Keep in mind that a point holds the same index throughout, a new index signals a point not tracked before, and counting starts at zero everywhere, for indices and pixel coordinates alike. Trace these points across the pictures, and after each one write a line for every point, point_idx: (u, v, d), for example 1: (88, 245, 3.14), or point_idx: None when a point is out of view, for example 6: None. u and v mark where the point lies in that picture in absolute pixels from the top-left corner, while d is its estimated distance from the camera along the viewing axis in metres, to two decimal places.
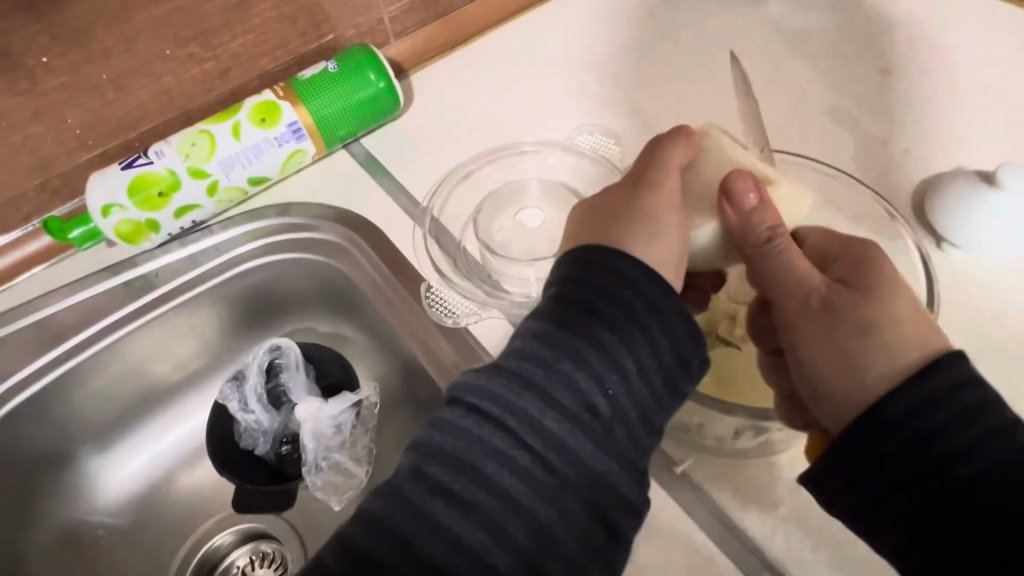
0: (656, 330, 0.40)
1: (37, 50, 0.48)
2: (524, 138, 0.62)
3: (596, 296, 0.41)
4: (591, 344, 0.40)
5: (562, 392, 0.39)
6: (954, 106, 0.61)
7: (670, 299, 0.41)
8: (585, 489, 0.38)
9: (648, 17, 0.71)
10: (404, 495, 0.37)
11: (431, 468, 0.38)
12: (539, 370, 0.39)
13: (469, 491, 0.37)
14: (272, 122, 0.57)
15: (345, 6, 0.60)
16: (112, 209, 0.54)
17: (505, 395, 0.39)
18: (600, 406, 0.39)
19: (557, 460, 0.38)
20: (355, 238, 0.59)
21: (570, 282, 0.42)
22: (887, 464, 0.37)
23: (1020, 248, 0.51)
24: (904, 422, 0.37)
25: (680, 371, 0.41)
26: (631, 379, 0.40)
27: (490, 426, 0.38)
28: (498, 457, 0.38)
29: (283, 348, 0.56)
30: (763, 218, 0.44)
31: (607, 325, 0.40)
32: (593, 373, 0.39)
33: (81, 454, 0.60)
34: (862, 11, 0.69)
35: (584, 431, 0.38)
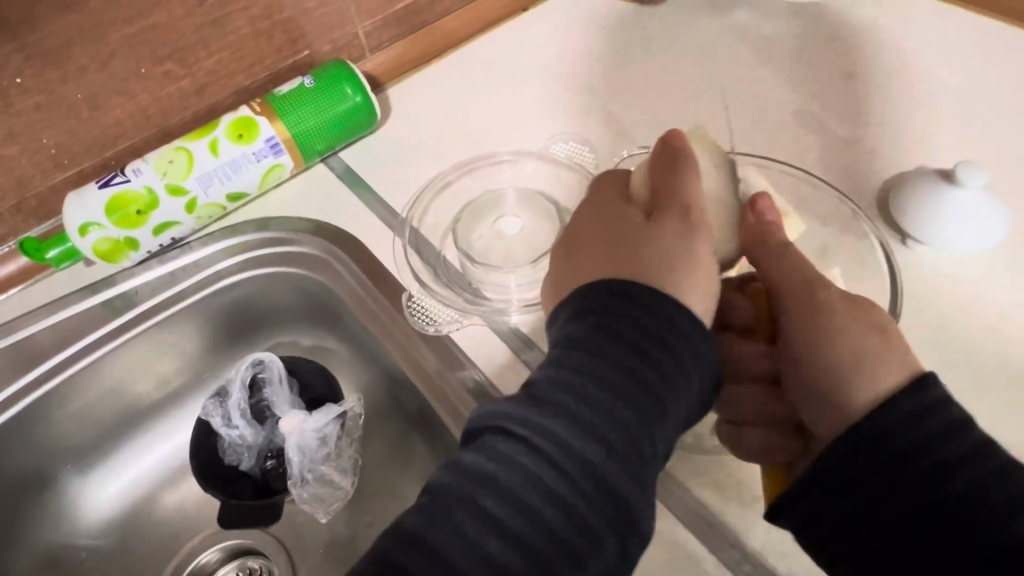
0: (691, 371, 0.40)
1: (11, 71, 0.48)
2: (501, 149, 0.64)
3: (641, 334, 0.40)
4: (638, 383, 0.39)
5: (609, 430, 0.38)
6: (913, 107, 0.63)
7: (704, 341, 0.41)
8: (625, 529, 0.37)
9: (619, 27, 0.73)
10: (452, 523, 0.36)
11: (481, 498, 0.36)
12: (589, 407, 0.38)
13: (519, 526, 0.36)
14: (249, 138, 0.57)
15: (320, 22, 0.61)
16: (89, 228, 0.53)
17: (557, 431, 0.37)
18: (645, 448, 0.38)
19: (603, 500, 0.37)
20: (334, 250, 0.59)
21: (613, 316, 0.41)
22: (854, 486, 0.38)
23: (981, 242, 0.53)
24: (877, 440, 0.37)
25: (700, 408, 0.41)
26: (670, 421, 0.39)
27: (541, 459, 0.37)
28: (545, 490, 0.36)
29: (266, 363, 0.56)
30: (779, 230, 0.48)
31: (651, 364, 0.39)
32: (638, 413, 0.38)
33: (63, 475, 0.59)
34: (822, 18, 0.72)
35: (629, 471, 0.37)
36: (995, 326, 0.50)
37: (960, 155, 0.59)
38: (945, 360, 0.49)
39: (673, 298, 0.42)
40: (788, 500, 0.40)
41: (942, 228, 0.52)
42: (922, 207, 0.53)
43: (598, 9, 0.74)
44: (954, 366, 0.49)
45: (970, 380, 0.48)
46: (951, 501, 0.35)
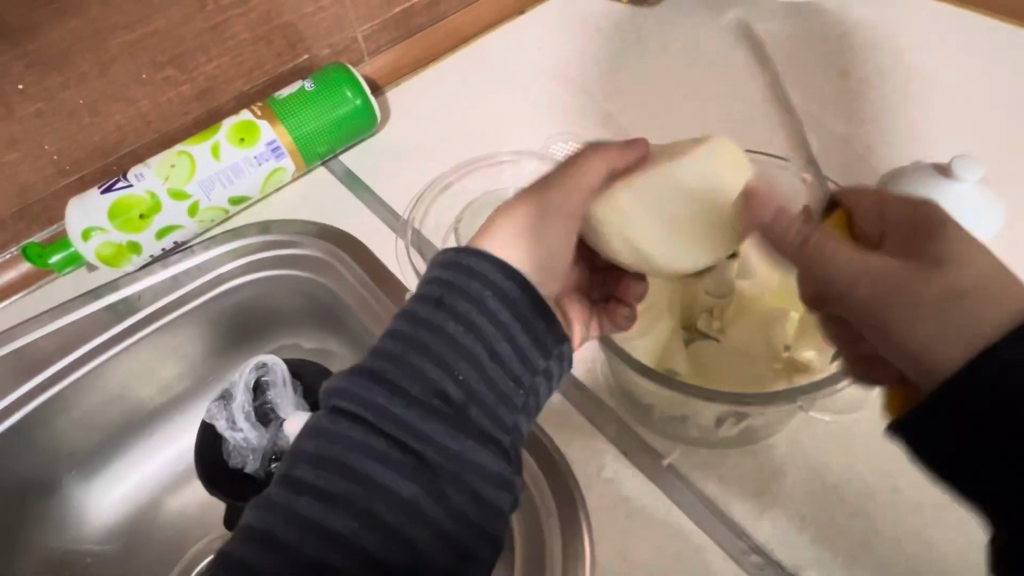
0: (507, 317, 0.41)
1: (12, 78, 0.48)
2: (502, 149, 0.64)
3: (445, 291, 0.41)
4: (438, 334, 0.39)
5: (410, 380, 0.38)
6: (909, 104, 0.64)
7: (520, 288, 0.41)
8: (451, 466, 0.37)
9: (615, 28, 0.73)
10: (274, 502, 0.36)
11: (297, 472, 0.37)
12: (390, 364, 0.39)
13: (335, 484, 0.36)
14: (251, 142, 0.57)
15: (319, 27, 0.62)
16: (92, 233, 0.54)
17: (355, 391, 0.38)
18: (452, 391, 0.38)
19: (415, 442, 0.37)
20: (338, 252, 0.59)
21: (421, 286, 0.42)
22: (971, 425, 0.33)
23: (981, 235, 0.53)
24: (991, 385, 0.32)
25: (534, 354, 0.41)
26: (484, 364, 0.40)
27: (346, 419, 0.38)
28: (352, 445, 0.37)
29: (270, 365, 0.57)
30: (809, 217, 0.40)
31: (449, 316, 0.40)
32: (442, 362, 0.39)
33: (66, 481, 0.59)
34: (817, 18, 0.72)
35: (435, 415, 0.38)
36: None
37: (954, 150, 0.60)
38: None
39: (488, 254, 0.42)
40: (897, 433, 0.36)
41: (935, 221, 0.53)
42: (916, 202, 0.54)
43: (593, 10, 0.75)
44: None
45: None
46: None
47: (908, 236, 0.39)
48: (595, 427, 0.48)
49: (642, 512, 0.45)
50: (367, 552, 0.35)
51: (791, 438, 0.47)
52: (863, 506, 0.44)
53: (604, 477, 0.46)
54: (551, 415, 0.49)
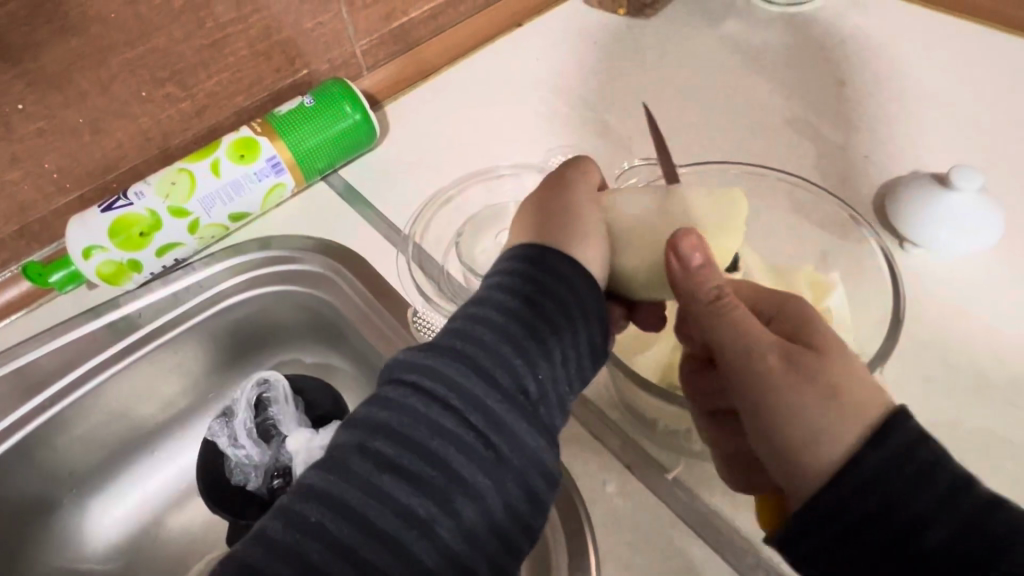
0: (580, 324, 0.42)
1: (12, 97, 0.48)
2: (503, 163, 0.64)
3: (534, 288, 0.41)
4: (528, 330, 0.40)
5: (500, 371, 0.39)
6: (905, 112, 0.64)
7: (594, 298, 0.43)
8: (523, 467, 0.38)
9: (612, 40, 0.74)
10: (349, 470, 0.36)
11: (375, 444, 0.37)
12: (480, 351, 0.39)
13: (418, 466, 0.36)
14: (251, 158, 0.57)
15: (318, 42, 0.62)
16: (93, 251, 0.54)
17: (447, 373, 0.38)
18: (531, 389, 0.39)
19: (496, 437, 0.37)
20: (339, 267, 0.59)
21: (512, 275, 0.42)
22: (857, 530, 0.35)
23: (984, 241, 0.53)
24: (865, 489, 0.34)
25: (591, 363, 0.43)
26: (557, 367, 0.41)
27: (434, 403, 0.37)
28: (435, 428, 0.37)
29: (271, 382, 0.57)
30: (712, 277, 0.40)
31: (537, 312, 0.41)
32: (526, 359, 0.39)
33: (68, 500, 0.59)
34: (812, 27, 0.73)
35: (518, 409, 0.38)
36: (994, 329, 0.51)
37: (952, 158, 0.60)
38: (946, 361, 0.49)
39: (575, 261, 0.43)
40: (788, 537, 0.37)
41: (934, 218, 0.53)
42: (916, 199, 0.54)
43: (590, 22, 0.75)
44: (957, 368, 0.49)
45: (972, 382, 0.48)
46: (959, 541, 0.33)
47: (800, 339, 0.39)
48: (599, 442, 0.48)
49: (648, 527, 0.45)
50: (440, 538, 0.35)
51: None
52: None
53: (608, 492, 0.46)
54: None
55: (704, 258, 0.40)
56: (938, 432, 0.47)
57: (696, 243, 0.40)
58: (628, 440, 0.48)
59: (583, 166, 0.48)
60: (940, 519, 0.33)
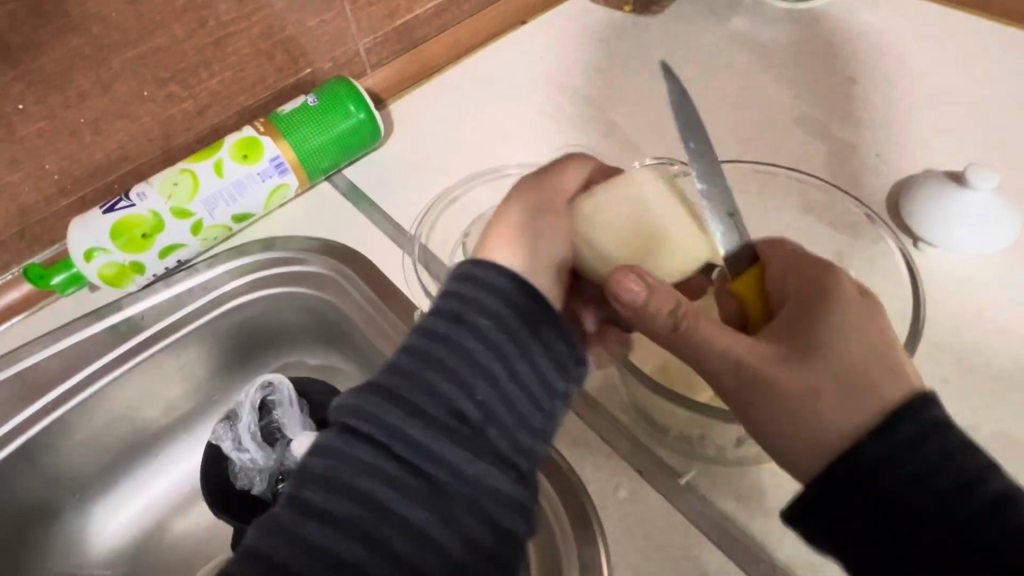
0: (526, 335, 0.40)
1: (13, 97, 0.47)
2: (510, 162, 0.63)
3: (466, 306, 0.40)
4: (459, 352, 0.38)
5: (427, 400, 0.37)
6: (917, 110, 0.63)
7: (533, 300, 0.41)
8: (465, 493, 0.36)
9: (617, 38, 0.73)
10: (278, 522, 0.34)
11: (305, 493, 0.35)
12: (405, 382, 0.38)
13: (347, 509, 0.34)
14: (254, 158, 0.57)
15: (321, 41, 0.61)
16: (95, 253, 0.53)
17: (372, 409, 0.37)
18: (469, 411, 0.37)
19: (430, 467, 0.36)
20: (344, 268, 0.58)
21: (443, 298, 0.41)
22: (873, 505, 0.34)
23: (999, 242, 0.52)
24: (884, 465, 0.34)
25: (555, 375, 0.41)
26: (503, 384, 0.39)
27: (360, 440, 0.36)
28: (363, 467, 0.35)
29: (275, 385, 0.56)
30: (660, 308, 0.38)
31: (470, 332, 0.39)
32: (459, 381, 0.38)
33: (71, 505, 0.58)
34: (821, 24, 0.72)
35: (453, 436, 0.36)
36: (1013, 331, 0.50)
37: (963, 156, 0.59)
38: (963, 362, 0.49)
39: (509, 272, 0.41)
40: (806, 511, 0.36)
41: (957, 203, 0.52)
42: (944, 183, 0.54)
43: (596, 20, 0.74)
44: (975, 370, 0.48)
45: (990, 384, 0.48)
46: (974, 523, 0.32)
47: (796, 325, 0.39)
48: (610, 446, 0.47)
49: (660, 533, 0.44)
50: None
51: None
52: None
53: (620, 497, 0.45)
54: (564, 433, 0.48)
55: (646, 289, 0.38)
56: None
57: (634, 278, 0.38)
58: (640, 444, 0.47)
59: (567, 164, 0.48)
60: (958, 501, 0.33)
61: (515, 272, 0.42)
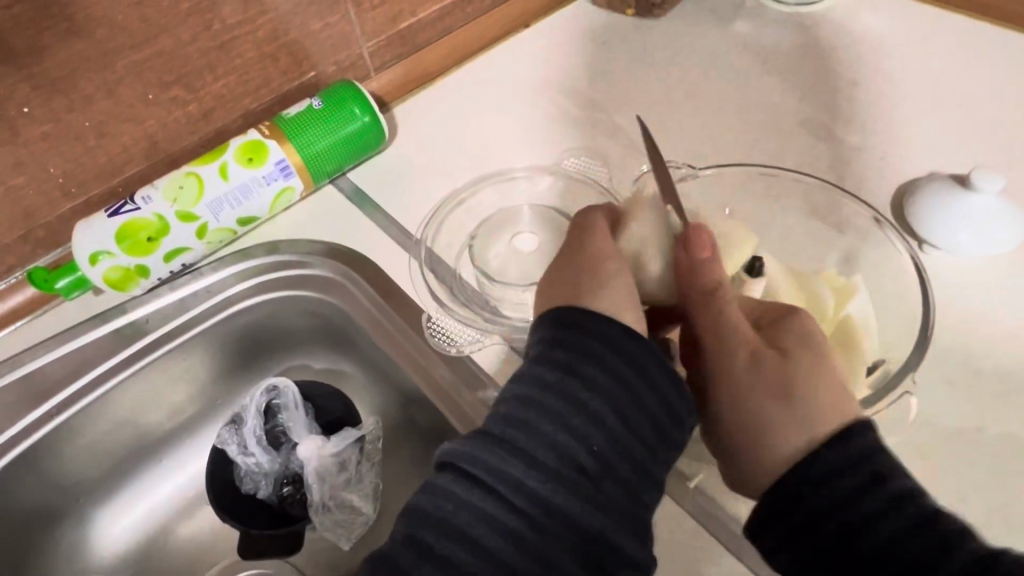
0: (637, 382, 0.41)
1: (18, 100, 0.47)
2: (517, 165, 0.63)
3: (575, 355, 0.41)
4: (573, 402, 0.39)
5: (544, 449, 0.38)
6: (920, 113, 0.63)
7: (639, 345, 0.42)
8: (582, 548, 0.37)
9: (621, 42, 0.73)
10: (393, 563, 0.36)
11: (421, 535, 0.37)
12: (520, 432, 0.39)
13: (463, 557, 0.36)
14: (259, 162, 0.57)
15: (325, 44, 0.61)
16: (100, 256, 0.53)
17: (488, 458, 0.38)
18: (587, 463, 0.38)
19: (545, 517, 0.37)
20: (349, 272, 0.58)
21: (552, 346, 0.42)
22: (811, 526, 0.37)
23: (1004, 244, 0.52)
24: (811, 491, 0.37)
25: (670, 424, 0.41)
26: (619, 435, 0.39)
27: (475, 487, 0.38)
28: (479, 515, 0.37)
29: (280, 388, 0.56)
30: (711, 272, 0.43)
31: (583, 381, 0.40)
32: (575, 432, 0.39)
33: (77, 510, 0.58)
34: (823, 28, 0.72)
35: (572, 489, 0.37)
36: (1020, 334, 0.50)
37: (966, 159, 0.60)
38: (970, 365, 0.49)
39: (610, 318, 0.43)
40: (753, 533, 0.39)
41: (961, 204, 0.53)
42: (949, 184, 0.54)
43: (599, 24, 0.75)
44: (983, 373, 0.48)
45: (997, 387, 0.48)
46: (892, 547, 0.35)
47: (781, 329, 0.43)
48: None
49: (669, 537, 0.44)
50: None
51: None
52: None
53: None
54: None
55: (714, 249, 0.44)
56: (964, 438, 0.46)
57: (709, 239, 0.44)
58: None
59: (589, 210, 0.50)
60: (876, 526, 0.35)
61: (614, 318, 0.43)
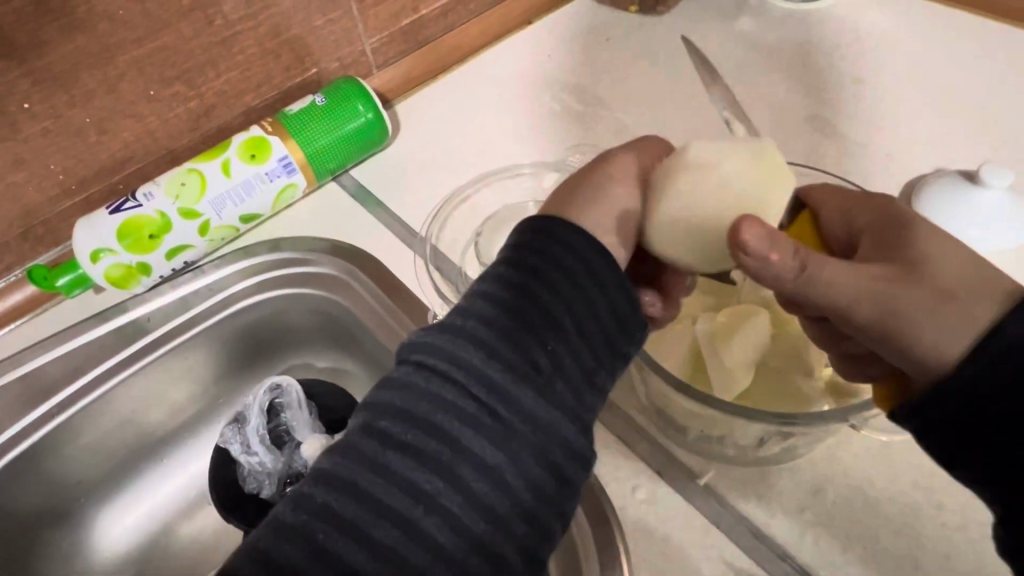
0: (595, 291, 0.39)
1: (18, 96, 0.47)
2: (523, 161, 0.63)
3: (539, 259, 0.39)
4: (533, 301, 0.38)
5: (505, 345, 0.37)
6: (926, 109, 0.63)
7: (605, 260, 0.40)
8: (537, 440, 0.36)
9: (625, 39, 0.73)
10: (356, 449, 0.36)
11: (382, 424, 0.36)
12: (484, 327, 0.37)
13: (422, 441, 0.35)
14: (262, 158, 0.56)
15: (327, 41, 0.61)
16: (101, 254, 0.52)
17: (450, 348, 0.37)
18: (543, 361, 0.37)
19: (505, 410, 0.36)
20: (352, 270, 0.58)
21: (516, 248, 0.40)
22: (983, 408, 0.35)
23: (1011, 241, 0.52)
24: (987, 376, 0.34)
25: (618, 335, 0.40)
26: (573, 338, 0.38)
27: (437, 378, 0.36)
28: (439, 403, 0.36)
29: (283, 387, 0.56)
30: (784, 257, 0.35)
31: (544, 284, 0.38)
32: (534, 332, 0.38)
33: (79, 508, 0.57)
34: (827, 26, 0.72)
35: (529, 383, 0.37)
36: None
37: (972, 157, 0.59)
38: None
39: (581, 229, 0.40)
40: (904, 412, 0.38)
41: (967, 200, 0.53)
42: (957, 179, 0.54)
43: (602, 22, 0.74)
44: None
45: None
46: None
47: (885, 235, 0.39)
48: (627, 446, 0.47)
49: (679, 534, 0.44)
50: (449, 515, 0.34)
51: (828, 453, 0.46)
52: (917, 523, 0.43)
53: (638, 497, 0.45)
54: None
55: (769, 242, 0.35)
56: None
57: (756, 231, 0.34)
58: (657, 444, 0.47)
59: (607, 153, 0.45)
60: None
61: (586, 231, 0.40)
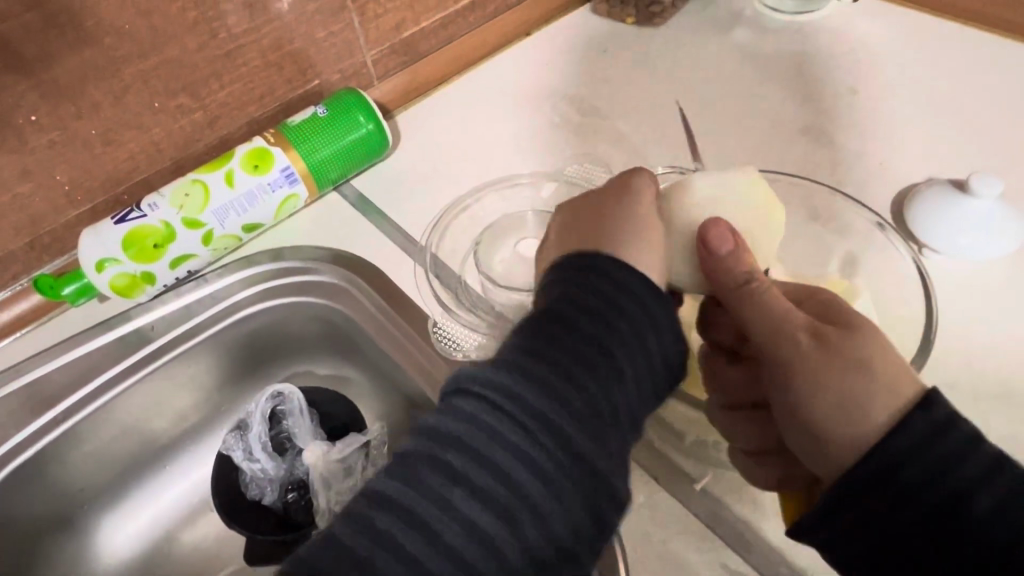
0: (648, 338, 0.41)
1: (26, 108, 0.48)
2: (522, 171, 0.64)
3: (603, 301, 0.40)
4: (598, 346, 0.39)
5: (570, 389, 0.38)
6: (918, 119, 0.64)
7: (662, 307, 0.42)
8: (589, 487, 0.37)
9: (622, 50, 0.74)
10: (418, 480, 0.36)
11: (446, 457, 0.36)
12: (551, 369, 0.38)
13: (486, 482, 0.36)
14: (265, 169, 0.57)
15: (328, 53, 0.62)
16: (106, 264, 0.53)
17: (518, 388, 0.38)
18: (603, 407, 0.38)
19: (565, 455, 0.37)
20: (352, 278, 0.59)
21: (580, 287, 0.41)
22: (906, 498, 0.36)
23: (1000, 248, 0.53)
24: (903, 466, 0.36)
25: (661, 381, 0.42)
26: (628, 384, 0.40)
27: (505, 417, 0.37)
28: (505, 443, 0.36)
29: (285, 395, 0.56)
30: (740, 263, 0.41)
31: (611, 329, 0.40)
32: (598, 377, 0.39)
33: (85, 516, 0.58)
34: (821, 36, 0.73)
35: (590, 430, 0.38)
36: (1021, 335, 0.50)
37: (963, 165, 0.60)
38: (971, 367, 0.49)
39: (635, 271, 0.42)
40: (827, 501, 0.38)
41: (957, 208, 0.54)
42: (947, 188, 0.55)
43: (600, 33, 0.76)
44: (983, 377, 0.49)
45: (998, 390, 0.48)
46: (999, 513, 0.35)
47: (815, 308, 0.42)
48: None
49: (676, 538, 0.44)
50: (505, 558, 0.35)
51: None
52: None
53: (635, 502, 0.46)
54: None
55: (734, 244, 0.42)
56: None
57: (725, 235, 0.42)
58: (655, 449, 0.47)
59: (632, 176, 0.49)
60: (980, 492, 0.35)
61: (636, 270, 0.43)
